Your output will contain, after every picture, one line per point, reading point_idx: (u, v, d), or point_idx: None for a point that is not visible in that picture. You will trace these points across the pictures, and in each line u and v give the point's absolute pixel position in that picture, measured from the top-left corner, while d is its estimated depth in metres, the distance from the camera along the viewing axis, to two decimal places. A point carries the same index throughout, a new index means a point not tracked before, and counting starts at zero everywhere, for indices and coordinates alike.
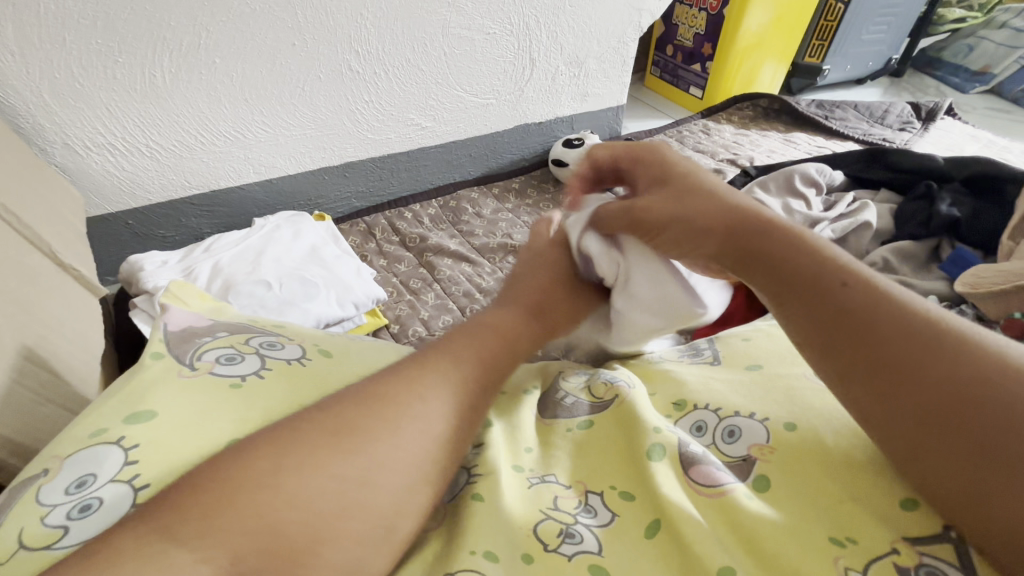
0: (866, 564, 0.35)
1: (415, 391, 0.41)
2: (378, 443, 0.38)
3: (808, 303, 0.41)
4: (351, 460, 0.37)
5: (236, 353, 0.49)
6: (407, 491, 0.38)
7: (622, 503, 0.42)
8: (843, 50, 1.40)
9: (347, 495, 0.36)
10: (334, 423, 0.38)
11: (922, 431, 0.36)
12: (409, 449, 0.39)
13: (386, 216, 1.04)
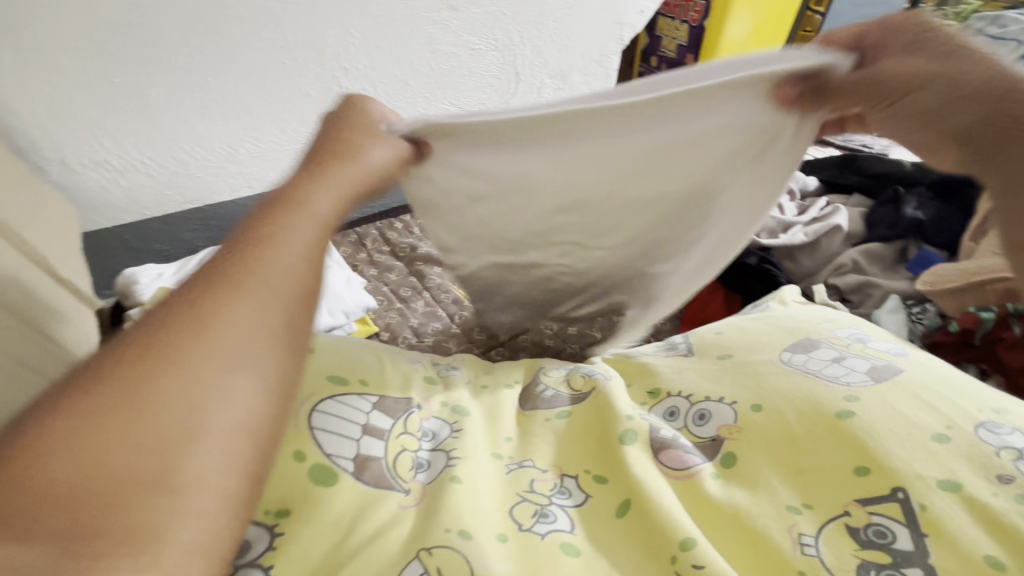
0: (820, 526, 0.36)
1: (241, 270, 0.30)
2: (216, 345, 0.28)
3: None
4: (166, 378, 0.26)
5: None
6: (263, 401, 0.28)
7: (596, 486, 0.43)
8: None
9: (169, 421, 0.25)
10: (144, 338, 0.27)
11: None
12: (231, 350, 0.28)
13: (377, 226, 1.05)
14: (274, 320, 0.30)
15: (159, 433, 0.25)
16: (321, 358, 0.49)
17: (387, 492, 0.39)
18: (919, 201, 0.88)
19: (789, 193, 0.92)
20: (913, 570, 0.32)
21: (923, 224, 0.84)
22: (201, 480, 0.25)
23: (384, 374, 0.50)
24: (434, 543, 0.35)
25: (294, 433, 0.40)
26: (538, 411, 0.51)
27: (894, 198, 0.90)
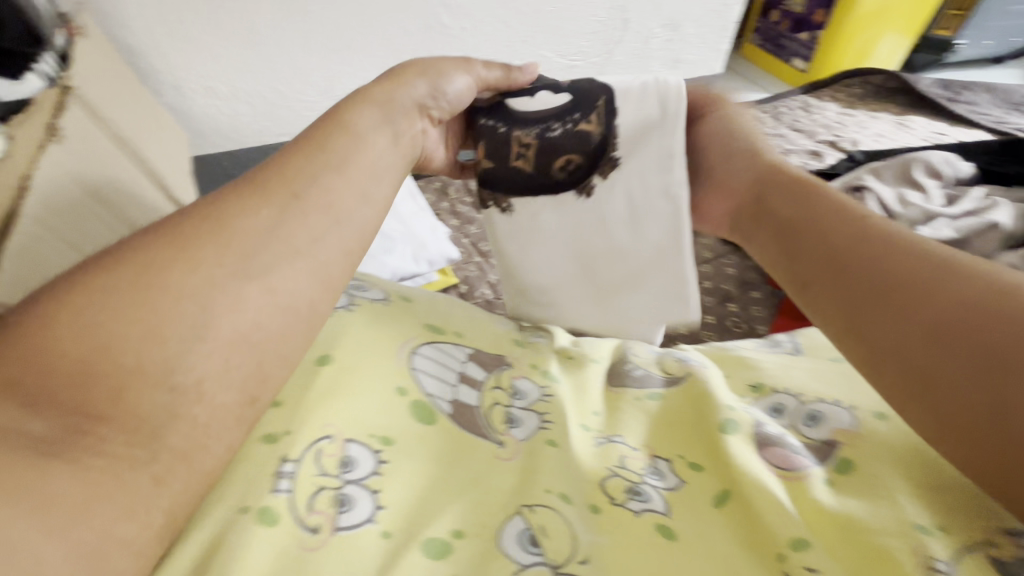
0: (959, 551, 0.32)
1: (277, 189, 0.33)
2: (234, 249, 0.30)
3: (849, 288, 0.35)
4: (155, 281, 0.28)
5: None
6: (266, 309, 0.30)
7: (691, 472, 0.41)
8: (981, 23, 1.22)
9: (190, 318, 0.27)
10: (187, 227, 0.30)
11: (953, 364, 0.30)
12: (246, 251, 0.30)
13: None
14: (301, 228, 0.32)
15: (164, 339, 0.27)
16: (420, 310, 0.48)
17: (481, 439, 0.39)
18: None
19: (933, 180, 0.82)
20: None
21: None
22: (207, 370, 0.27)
23: (477, 332, 0.50)
24: (536, 501, 0.35)
25: (396, 368, 0.40)
26: (626, 388, 0.50)
27: None
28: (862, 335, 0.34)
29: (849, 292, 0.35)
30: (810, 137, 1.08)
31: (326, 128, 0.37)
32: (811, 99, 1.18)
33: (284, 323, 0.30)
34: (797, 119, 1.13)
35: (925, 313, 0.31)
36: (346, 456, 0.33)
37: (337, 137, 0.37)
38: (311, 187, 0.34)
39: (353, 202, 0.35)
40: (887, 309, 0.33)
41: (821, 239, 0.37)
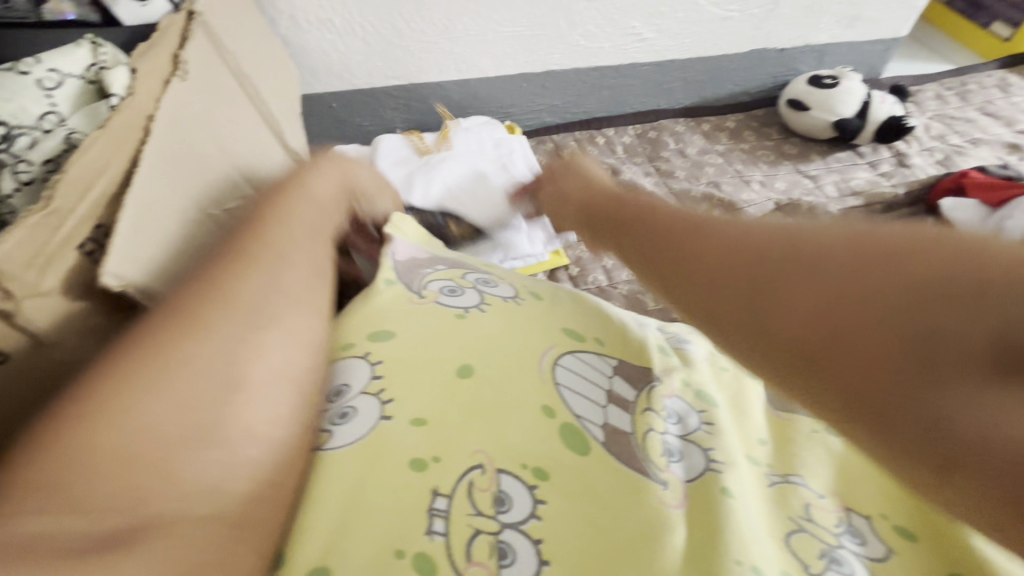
0: None
1: (263, 254, 0.31)
2: (225, 312, 0.28)
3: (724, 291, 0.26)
4: (152, 365, 0.24)
5: (459, 285, 0.40)
6: (292, 350, 0.29)
7: (902, 543, 0.33)
8: None
9: (215, 377, 0.25)
10: (181, 300, 0.27)
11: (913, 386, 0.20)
12: (258, 309, 0.29)
13: (577, 139, 0.92)
14: (295, 277, 0.32)
15: (190, 424, 0.24)
16: (557, 308, 0.42)
17: (647, 476, 0.32)
18: None
19: None
20: None
21: None
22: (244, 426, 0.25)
23: (618, 336, 0.43)
24: (721, 570, 0.28)
25: (540, 382, 0.34)
26: (803, 417, 0.40)
27: None
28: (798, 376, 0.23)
29: (717, 277, 0.27)
30: (1008, 125, 0.88)
31: (284, 190, 0.37)
32: (1010, 76, 0.97)
33: (299, 355, 0.29)
34: (988, 100, 0.93)
35: (814, 291, 0.23)
36: (500, 492, 0.28)
37: (286, 197, 0.37)
38: (264, 250, 0.32)
39: (301, 243, 0.34)
40: (772, 294, 0.24)
41: (686, 246, 0.29)
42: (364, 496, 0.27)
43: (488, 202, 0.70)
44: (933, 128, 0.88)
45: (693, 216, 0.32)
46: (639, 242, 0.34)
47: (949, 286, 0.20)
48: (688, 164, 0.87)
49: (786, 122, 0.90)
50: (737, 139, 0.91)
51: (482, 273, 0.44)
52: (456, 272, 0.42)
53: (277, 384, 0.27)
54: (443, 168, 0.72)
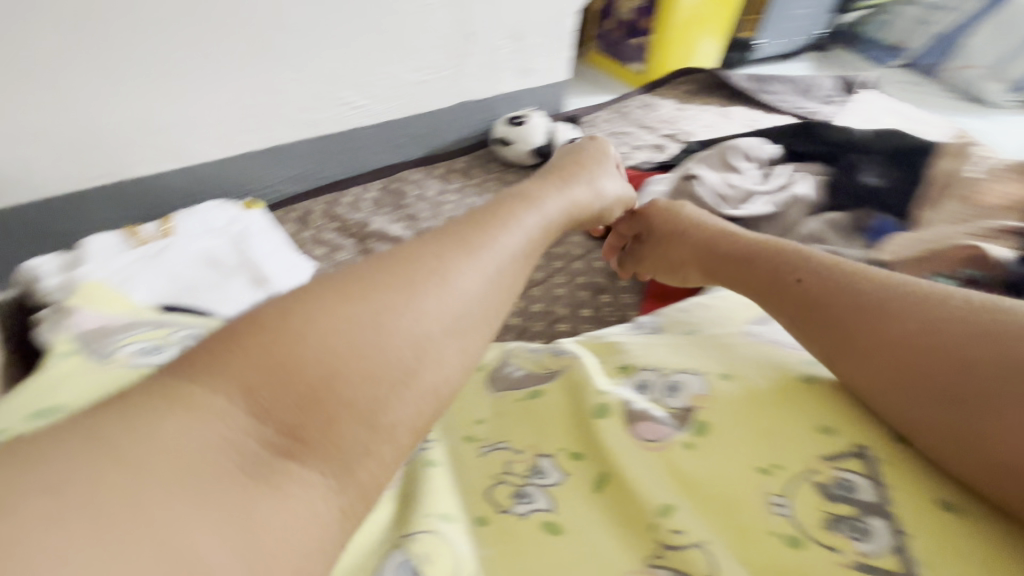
0: (792, 488, 0.36)
1: (359, 298, 0.32)
2: (365, 305, 0.31)
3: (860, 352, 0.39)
4: (351, 324, 0.30)
5: (154, 345, 0.43)
6: (427, 394, 0.32)
7: (573, 464, 0.42)
8: (775, 25, 1.39)
9: (274, 422, 0.28)
10: (201, 357, 0.28)
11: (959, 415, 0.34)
12: (360, 351, 0.30)
13: (325, 202, 0.99)
14: (358, 314, 0.31)
15: (369, 370, 0.30)
16: None
17: None
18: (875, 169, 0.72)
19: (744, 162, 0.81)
20: (878, 520, 0.33)
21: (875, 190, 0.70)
22: (444, 370, 0.32)
23: None
24: (419, 529, 0.33)
25: None
26: (508, 391, 0.50)
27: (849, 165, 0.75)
28: (902, 404, 0.37)
29: (844, 344, 0.40)
30: (653, 132, 1.19)
31: (493, 207, 0.43)
32: (650, 98, 1.30)
33: (493, 304, 0.36)
34: (640, 117, 1.24)
35: (922, 361, 0.36)
36: None
37: (484, 214, 0.42)
38: (394, 287, 0.33)
39: (473, 233, 0.39)
40: (913, 374, 0.37)
41: (833, 312, 0.42)
42: None
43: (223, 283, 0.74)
44: (609, 143, 1.16)
45: (845, 281, 0.43)
46: (781, 298, 0.46)
47: (975, 358, 0.34)
48: (430, 206, 1.01)
49: (501, 157, 1.11)
50: (467, 177, 1.07)
51: (194, 330, 0.46)
52: (158, 334, 0.45)
53: (474, 336, 0.34)
54: (167, 255, 0.73)
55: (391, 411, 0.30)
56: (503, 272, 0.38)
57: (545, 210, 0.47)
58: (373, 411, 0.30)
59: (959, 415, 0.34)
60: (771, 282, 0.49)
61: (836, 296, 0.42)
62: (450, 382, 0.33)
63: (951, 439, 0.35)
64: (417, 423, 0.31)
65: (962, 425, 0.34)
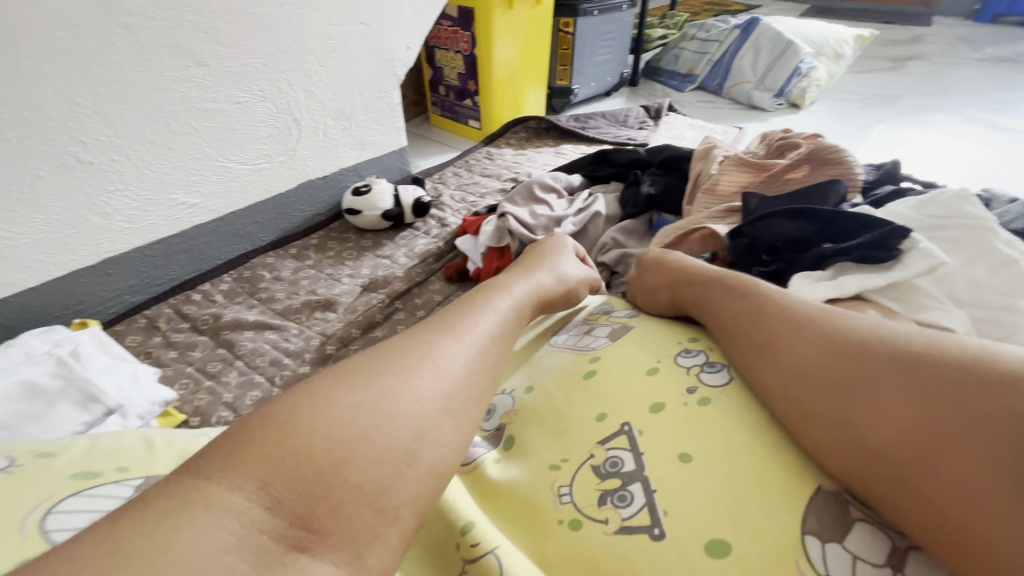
0: (572, 477, 0.40)
1: (368, 382, 0.33)
2: (375, 384, 0.33)
3: (805, 377, 0.37)
4: (349, 411, 0.31)
5: None
6: (422, 478, 0.32)
7: None
8: (583, 69, 1.59)
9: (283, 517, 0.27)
10: (231, 452, 0.29)
11: (916, 454, 0.31)
12: (365, 435, 0.31)
13: (171, 305, 0.95)
14: (359, 398, 0.32)
15: (376, 453, 0.31)
16: (67, 460, 0.41)
17: None
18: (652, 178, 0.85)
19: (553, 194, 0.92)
20: (635, 485, 0.37)
21: (656, 196, 0.81)
22: (440, 448, 0.33)
23: (153, 457, 0.44)
24: None
25: (21, 538, 0.33)
26: None
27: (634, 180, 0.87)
28: (844, 435, 0.34)
29: (792, 368, 0.38)
30: (497, 178, 1.29)
31: (482, 288, 0.47)
32: (491, 148, 1.42)
33: (485, 378, 0.38)
34: (484, 166, 1.34)
35: (873, 389, 0.34)
36: None
37: (482, 294, 0.45)
38: (417, 368, 0.35)
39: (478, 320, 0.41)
40: (856, 405, 0.34)
41: (773, 336, 0.41)
42: None
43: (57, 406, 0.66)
44: (456, 195, 1.24)
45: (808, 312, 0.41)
46: (729, 321, 0.45)
47: (950, 393, 0.31)
48: (287, 286, 1.01)
49: (355, 226, 1.14)
50: (323, 251, 1.09)
51: None
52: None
53: (475, 405, 0.36)
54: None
55: (395, 494, 0.30)
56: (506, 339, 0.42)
57: (532, 276, 0.51)
58: (385, 498, 0.30)
59: (870, 411, 0.34)
60: (718, 297, 0.48)
61: (790, 318, 0.41)
62: (452, 455, 0.34)
63: (859, 440, 0.33)
64: (419, 502, 0.31)
65: (881, 430, 0.33)
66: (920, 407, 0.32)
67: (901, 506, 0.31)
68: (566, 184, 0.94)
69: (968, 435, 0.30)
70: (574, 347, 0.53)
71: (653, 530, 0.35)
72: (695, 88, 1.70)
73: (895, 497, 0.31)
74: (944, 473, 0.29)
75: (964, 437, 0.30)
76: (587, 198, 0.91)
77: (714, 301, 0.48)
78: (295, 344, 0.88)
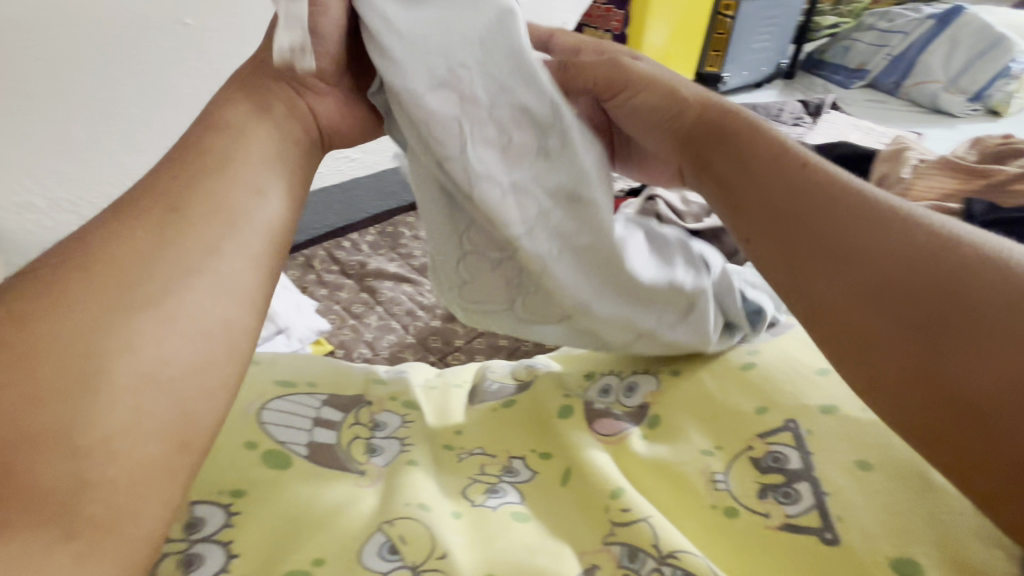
0: (727, 464, 0.39)
1: (97, 275, 0.32)
2: (51, 290, 0.31)
3: (824, 264, 0.35)
4: (76, 310, 0.31)
5: None
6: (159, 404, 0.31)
7: (541, 462, 0.46)
8: (738, 56, 1.50)
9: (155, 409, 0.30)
10: (65, 330, 0.30)
11: (924, 352, 0.30)
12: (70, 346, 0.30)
13: (325, 248, 1.06)
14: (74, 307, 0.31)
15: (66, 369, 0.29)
16: (269, 371, 0.49)
17: (341, 472, 0.41)
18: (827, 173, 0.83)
19: None
20: (802, 484, 0.35)
21: None
22: (164, 368, 0.31)
23: (334, 378, 0.51)
24: (396, 515, 0.37)
25: (248, 425, 0.42)
26: (484, 403, 0.53)
27: None
28: (854, 326, 0.33)
29: (809, 240, 0.36)
30: None
31: (208, 132, 0.40)
32: None
33: (131, 276, 0.33)
34: None
35: (886, 280, 0.32)
36: (194, 518, 0.35)
37: (215, 138, 0.40)
38: (71, 284, 0.32)
39: (251, 203, 0.38)
40: (883, 297, 0.32)
41: (791, 205, 0.37)
42: None
43: None
44: None
45: (832, 188, 0.37)
46: (748, 180, 0.41)
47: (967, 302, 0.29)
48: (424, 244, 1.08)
49: None
50: None
51: None
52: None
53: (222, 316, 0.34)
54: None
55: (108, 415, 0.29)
56: (211, 242, 0.36)
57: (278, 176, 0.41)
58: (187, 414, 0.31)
59: (881, 314, 0.32)
60: (712, 149, 0.44)
61: (812, 177, 0.38)
62: (183, 367, 0.32)
63: (859, 334, 0.32)
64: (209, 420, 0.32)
65: (888, 332, 0.31)
66: (952, 315, 0.29)
67: (902, 397, 0.30)
68: None
69: (996, 348, 0.28)
70: (726, 336, 0.51)
71: (824, 533, 0.33)
72: (863, 85, 1.55)
73: (901, 387, 0.30)
74: (955, 376, 0.28)
75: (986, 341, 0.28)
76: None
77: (700, 140, 0.45)
78: (429, 299, 0.95)
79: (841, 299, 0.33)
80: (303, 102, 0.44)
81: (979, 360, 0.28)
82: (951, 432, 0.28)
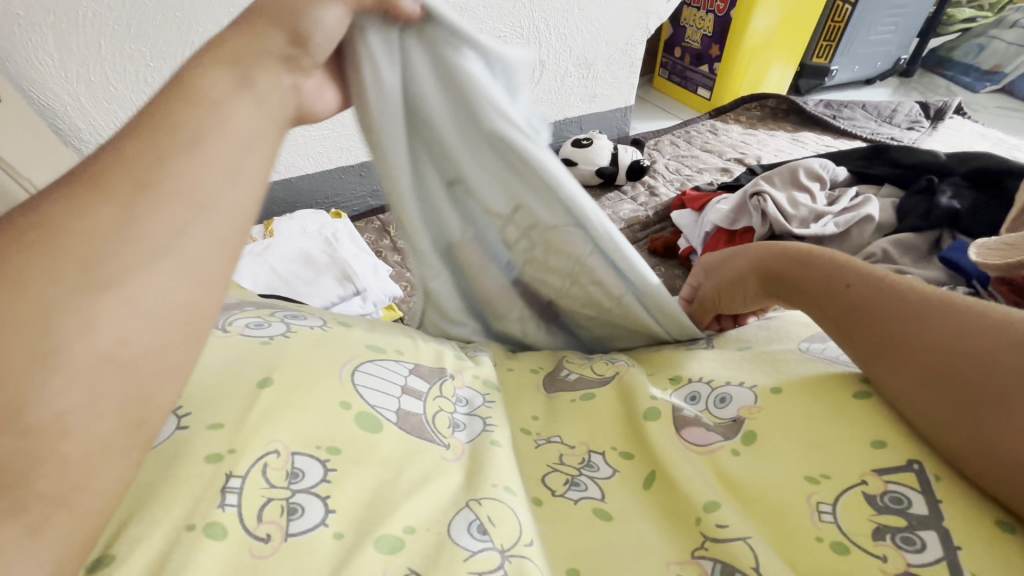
0: (838, 496, 0.36)
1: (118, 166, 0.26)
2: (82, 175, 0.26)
3: (899, 364, 0.40)
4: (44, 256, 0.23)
5: (261, 320, 0.48)
6: (140, 324, 0.24)
7: (622, 461, 0.44)
8: (850, 50, 1.46)
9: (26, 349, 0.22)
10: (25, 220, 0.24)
11: (952, 408, 0.37)
12: (108, 240, 0.24)
13: None
14: (174, 196, 0.26)
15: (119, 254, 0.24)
16: (357, 332, 0.50)
17: (428, 442, 0.41)
18: (955, 191, 0.81)
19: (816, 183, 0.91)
20: (927, 532, 0.33)
21: (960, 213, 0.78)
22: (132, 344, 0.24)
23: (418, 348, 0.52)
24: (483, 494, 0.37)
25: (339, 385, 0.42)
26: (562, 393, 0.52)
27: (928, 187, 0.85)
28: (894, 389, 0.40)
29: (889, 344, 0.42)
30: (719, 156, 1.24)
31: (171, 96, 0.29)
32: (717, 123, 1.36)
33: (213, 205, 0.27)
34: (706, 141, 1.30)
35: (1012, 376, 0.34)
36: (293, 468, 0.36)
37: (204, 67, 0.29)
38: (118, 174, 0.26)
39: (223, 186, 0.28)
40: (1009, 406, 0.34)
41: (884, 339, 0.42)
42: (155, 489, 0.32)
43: (320, 289, 0.80)
44: (671, 165, 1.22)
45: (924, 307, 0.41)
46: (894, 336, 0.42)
47: (969, 358, 0.37)
48: None
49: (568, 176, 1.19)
50: None
51: (291, 312, 0.51)
52: (263, 312, 0.50)
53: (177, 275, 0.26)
54: (270, 253, 0.83)
55: (73, 354, 0.23)
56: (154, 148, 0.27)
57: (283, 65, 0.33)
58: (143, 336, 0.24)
59: (922, 367, 0.39)
60: (823, 298, 0.48)
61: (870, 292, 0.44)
62: (123, 339, 0.24)
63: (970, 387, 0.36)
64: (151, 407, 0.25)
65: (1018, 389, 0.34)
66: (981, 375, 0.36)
67: (951, 439, 0.37)
68: (832, 176, 0.94)
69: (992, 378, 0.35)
70: (831, 359, 0.48)
71: None
72: (996, 89, 1.55)
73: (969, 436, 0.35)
74: (995, 388, 0.35)
75: (983, 381, 0.36)
76: (855, 197, 0.90)
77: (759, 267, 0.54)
78: None
79: (915, 394, 0.39)
80: (293, 82, 0.33)
81: (988, 401, 0.35)
82: (995, 474, 0.34)
